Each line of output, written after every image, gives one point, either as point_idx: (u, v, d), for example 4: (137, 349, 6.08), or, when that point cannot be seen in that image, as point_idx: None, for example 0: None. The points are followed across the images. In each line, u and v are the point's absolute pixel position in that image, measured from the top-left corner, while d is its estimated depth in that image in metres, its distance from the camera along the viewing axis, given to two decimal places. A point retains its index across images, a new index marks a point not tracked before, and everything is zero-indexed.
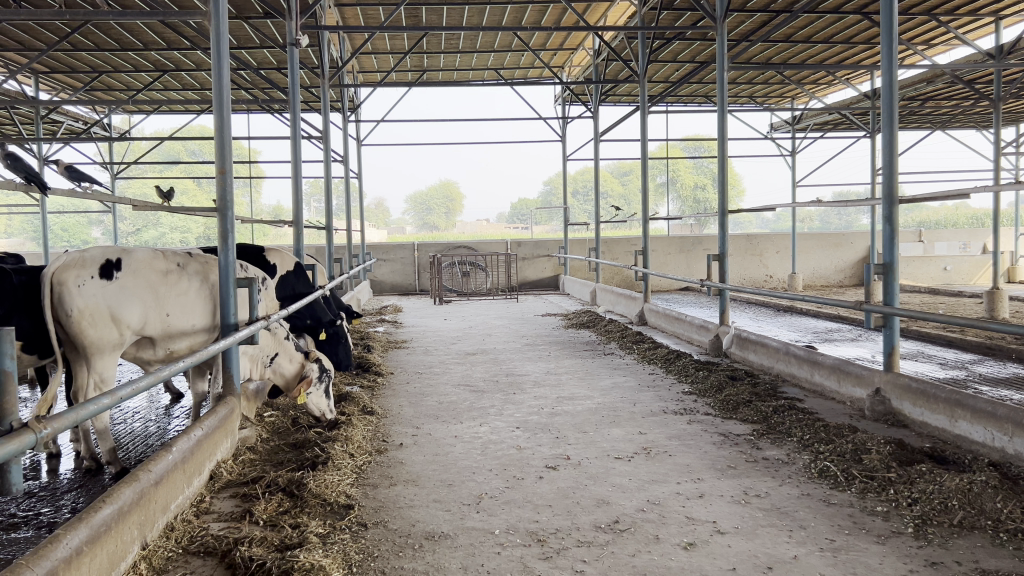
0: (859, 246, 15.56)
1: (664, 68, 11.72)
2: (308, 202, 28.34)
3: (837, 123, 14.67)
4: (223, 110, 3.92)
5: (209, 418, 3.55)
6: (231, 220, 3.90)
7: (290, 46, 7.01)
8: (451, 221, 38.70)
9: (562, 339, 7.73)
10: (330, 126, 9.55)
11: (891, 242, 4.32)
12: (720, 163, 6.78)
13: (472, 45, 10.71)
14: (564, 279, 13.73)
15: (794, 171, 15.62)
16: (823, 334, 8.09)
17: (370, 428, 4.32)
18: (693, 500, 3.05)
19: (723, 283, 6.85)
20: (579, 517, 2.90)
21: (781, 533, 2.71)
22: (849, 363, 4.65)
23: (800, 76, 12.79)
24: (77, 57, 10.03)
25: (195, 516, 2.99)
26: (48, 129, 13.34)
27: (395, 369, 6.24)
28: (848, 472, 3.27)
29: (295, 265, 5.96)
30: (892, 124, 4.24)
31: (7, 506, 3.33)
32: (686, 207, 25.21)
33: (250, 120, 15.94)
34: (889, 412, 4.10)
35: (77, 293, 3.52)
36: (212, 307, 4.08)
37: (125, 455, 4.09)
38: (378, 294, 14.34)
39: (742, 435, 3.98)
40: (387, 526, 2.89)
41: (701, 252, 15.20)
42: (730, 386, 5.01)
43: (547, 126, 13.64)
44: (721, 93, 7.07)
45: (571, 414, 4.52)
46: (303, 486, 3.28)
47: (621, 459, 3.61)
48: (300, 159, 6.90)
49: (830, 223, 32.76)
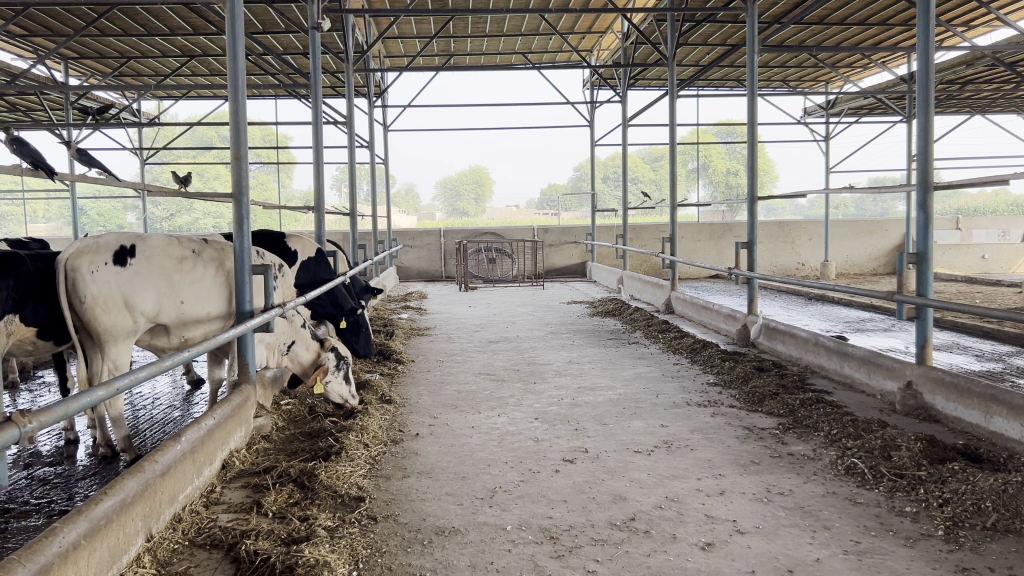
0: (894, 233, 15.25)
1: (694, 51, 11.52)
2: (337, 187, 28.42)
3: (873, 107, 14.35)
4: (239, 94, 3.86)
5: (222, 407, 3.50)
6: (246, 206, 3.85)
7: (312, 30, 6.95)
8: (481, 208, 38.70)
9: (587, 327, 7.62)
10: (354, 111, 9.48)
11: (925, 230, 4.16)
12: (749, 149, 6.59)
13: (499, 28, 10.59)
14: (591, 265, 13.61)
15: (828, 156, 15.32)
16: (855, 324, 7.91)
17: (387, 417, 4.27)
18: (713, 498, 2.94)
19: (751, 271, 6.70)
20: (594, 513, 2.82)
21: (803, 534, 2.60)
22: (879, 355, 4.51)
23: (835, 59, 12.49)
24: (105, 42, 10.08)
25: (204, 507, 2.95)
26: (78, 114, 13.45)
27: (416, 357, 6.19)
28: (876, 470, 3.15)
29: (316, 251, 5.91)
30: (928, 108, 4.07)
31: (20, 494, 3.31)
32: (718, 193, 24.89)
33: (279, 105, 15.96)
34: (920, 406, 3.97)
35: (91, 280, 3.50)
36: (228, 294, 4.03)
37: (141, 442, 4.06)
38: (405, 281, 14.34)
39: (767, 428, 3.87)
40: (397, 520, 2.82)
41: (731, 239, 14.98)
42: (756, 378, 4.89)
43: (575, 111, 13.49)
44: (751, 76, 6.86)
45: (591, 405, 4.43)
46: (315, 477, 3.22)
47: (640, 453, 3.51)
48: (322, 144, 6.84)
49: (865, 210, 32.23)
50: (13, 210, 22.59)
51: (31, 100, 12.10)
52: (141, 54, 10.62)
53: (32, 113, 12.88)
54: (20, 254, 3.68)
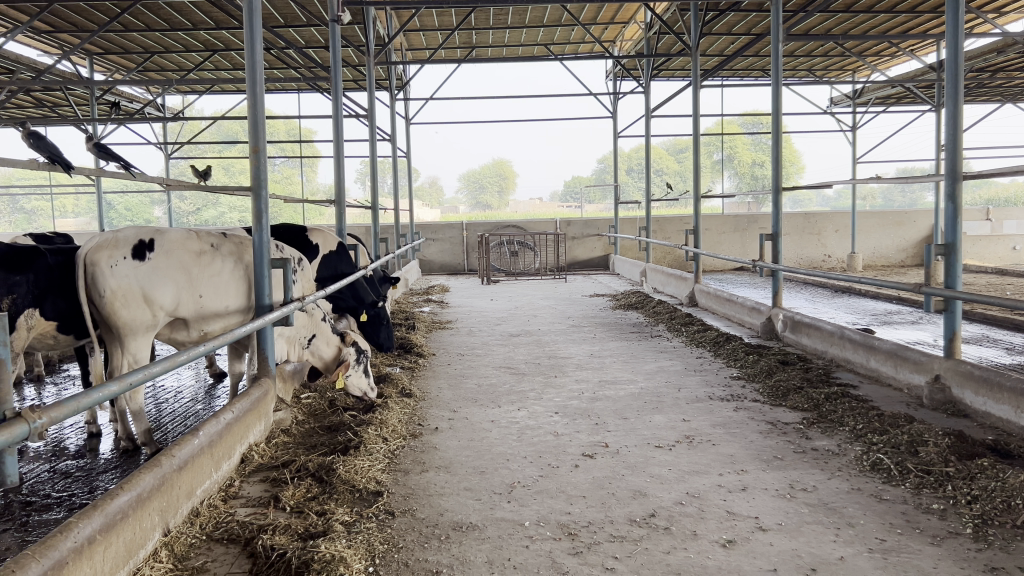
0: (923, 224, 15.02)
1: (719, 41, 11.40)
2: (361, 181, 28.49)
3: (901, 96, 14.14)
4: (257, 88, 3.85)
5: (241, 401, 3.50)
6: (264, 200, 3.84)
7: (333, 23, 6.94)
8: (504, 201, 38.68)
9: (609, 320, 7.57)
10: (376, 104, 9.46)
11: (954, 221, 4.06)
12: (773, 139, 6.49)
13: (521, 20, 10.54)
14: (614, 258, 13.54)
15: (855, 147, 15.11)
16: (882, 317, 7.80)
17: (407, 411, 4.25)
18: (735, 494, 2.89)
19: (776, 263, 6.61)
20: (614, 510, 2.78)
21: (827, 531, 2.54)
22: (907, 349, 4.42)
23: (862, 47, 12.31)
24: (129, 38, 10.17)
25: (222, 501, 2.94)
26: (104, 109, 13.58)
27: (437, 350, 6.17)
28: (903, 466, 3.08)
29: (337, 244, 5.90)
30: (957, 96, 3.97)
31: (42, 486, 3.32)
32: (743, 184, 24.67)
33: (302, 99, 16.03)
34: (948, 400, 3.88)
35: (110, 274, 3.50)
36: (246, 288, 4.03)
37: (162, 436, 4.07)
38: (427, 274, 14.35)
39: (791, 423, 3.81)
40: (415, 515, 2.80)
41: (756, 231, 14.83)
42: (780, 371, 4.82)
43: (598, 102, 13.41)
44: (776, 65, 6.75)
45: (612, 399, 4.39)
46: (333, 471, 3.21)
47: (661, 448, 3.47)
48: (342, 137, 6.83)
49: (893, 200, 31.85)
50: (42, 204, 22.90)
51: (58, 95, 12.22)
52: (165, 49, 10.69)
53: (59, 108, 13.03)
54: (39, 249, 3.69)
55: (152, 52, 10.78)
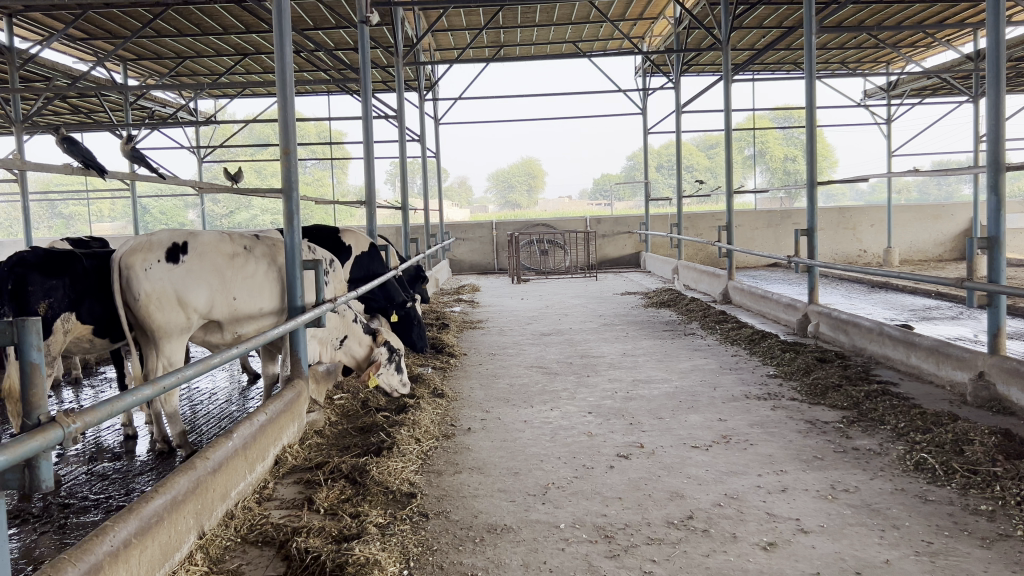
0: (961, 218, 14.74)
1: (749, 34, 11.28)
2: (391, 183, 28.62)
3: (937, 87, 13.88)
4: (288, 90, 3.84)
5: (274, 402, 3.50)
6: (296, 202, 3.84)
7: (362, 24, 6.93)
8: (534, 199, 38.66)
9: (641, 318, 7.50)
10: (404, 105, 9.45)
11: (997, 214, 3.96)
12: (808, 133, 6.36)
13: (549, 18, 10.49)
14: (646, 255, 13.43)
15: (890, 140, 14.85)
16: (920, 312, 7.65)
17: (439, 412, 4.23)
18: (775, 495, 2.84)
19: (811, 258, 6.50)
20: (651, 511, 2.73)
21: (871, 534, 2.48)
22: (949, 345, 4.32)
23: (897, 39, 12.09)
24: (161, 44, 10.28)
25: (257, 503, 2.94)
26: (138, 113, 13.75)
27: (468, 350, 6.15)
28: (948, 465, 3.00)
29: (369, 245, 5.91)
30: (999, 86, 3.86)
31: (80, 489, 3.35)
32: (775, 180, 24.40)
33: (332, 101, 16.11)
34: (993, 398, 3.79)
35: (144, 277, 3.54)
36: (280, 290, 4.03)
37: (197, 437, 4.09)
38: (457, 274, 14.36)
39: (831, 422, 3.73)
40: (448, 516, 2.78)
41: (790, 227, 14.65)
42: (818, 369, 4.74)
43: (627, 100, 13.31)
44: (810, 58, 6.62)
45: (646, 399, 4.33)
46: (366, 473, 3.19)
47: (698, 448, 3.41)
48: (372, 137, 6.81)
49: (928, 194, 31.39)
50: (79, 209, 23.25)
51: (92, 101, 12.41)
52: (197, 54, 10.79)
53: (94, 114, 13.21)
54: (75, 253, 3.72)
55: (184, 57, 10.90)
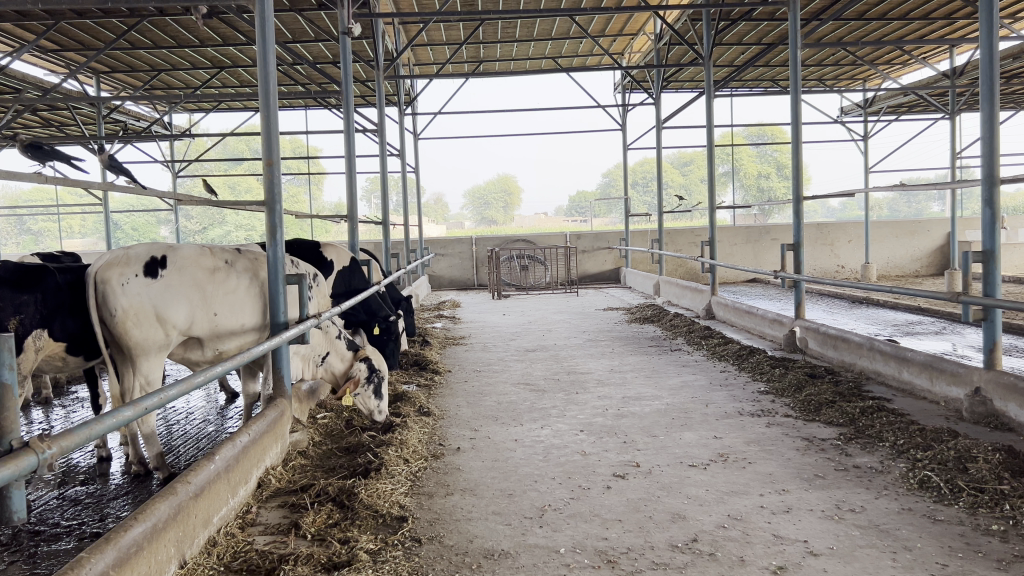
0: (937, 233, 14.85)
1: (729, 51, 11.30)
2: (367, 198, 28.47)
3: (913, 104, 14.01)
4: (270, 103, 3.72)
5: (257, 423, 3.36)
6: (278, 214, 3.72)
7: (343, 36, 6.82)
8: (510, 215, 38.58)
9: (626, 334, 7.42)
10: (385, 119, 9.33)
11: (991, 228, 3.93)
12: (794, 147, 6.32)
13: (529, 33, 10.46)
14: (626, 271, 13.40)
15: (867, 156, 14.95)
16: (904, 327, 7.63)
17: (426, 431, 4.10)
18: (779, 516, 2.75)
19: (797, 273, 6.44)
20: (654, 534, 2.63)
21: (883, 556, 2.39)
22: (942, 360, 4.28)
23: (873, 56, 12.18)
24: (135, 56, 10.12)
25: (240, 529, 2.80)
26: (110, 127, 13.56)
27: (452, 367, 6.02)
28: (953, 484, 2.93)
29: (350, 260, 5.78)
30: (993, 101, 3.84)
31: (51, 515, 3.19)
32: (750, 196, 24.55)
33: (308, 116, 15.96)
34: (990, 413, 3.73)
35: (121, 293, 3.39)
36: (262, 306, 3.92)
37: (175, 459, 3.94)
38: (437, 289, 14.25)
39: (828, 439, 3.66)
40: (442, 541, 2.66)
41: (770, 242, 14.70)
42: (810, 385, 4.67)
43: (606, 115, 13.30)
44: (795, 71, 6.59)
45: (638, 416, 4.24)
46: (354, 496, 3.07)
47: (696, 467, 3.32)
48: (353, 151, 6.68)
49: (899, 211, 31.76)
50: (49, 224, 22.88)
51: (64, 114, 12.22)
52: (172, 67, 10.64)
53: (66, 127, 13.00)
54: (47, 267, 3.58)
55: (159, 70, 10.74)
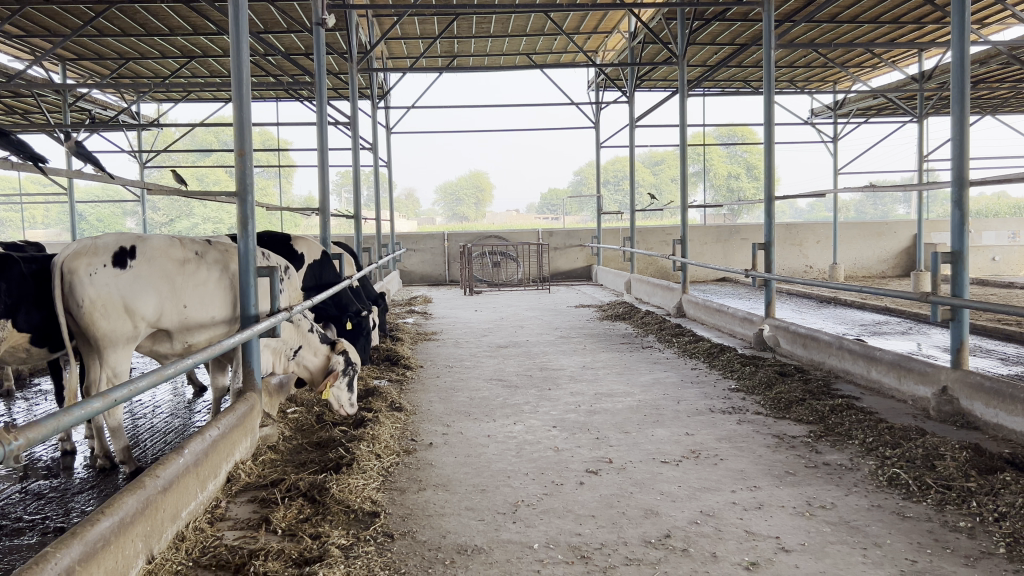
0: (903, 235, 15.09)
1: (702, 51, 11.39)
2: (338, 192, 28.32)
3: (883, 107, 14.19)
4: (244, 97, 3.67)
5: (227, 416, 3.32)
6: (250, 205, 3.66)
7: (318, 27, 6.76)
8: (481, 212, 38.61)
9: (598, 331, 7.44)
10: (358, 112, 9.22)
11: (960, 229, 3.98)
12: (767, 147, 6.36)
13: (503, 29, 10.43)
14: (597, 268, 13.45)
15: (836, 158, 15.10)
16: (871, 327, 7.74)
17: (398, 426, 4.08)
18: (751, 512, 2.76)
19: (768, 273, 6.46)
20: (626, 530, 2.64)
21: (854, 552, 2.42)
22: (910, 359, 4.33)
23: (844, 59, 12.31)
24: (104, 43, 9.96)
25: (209, 524, 2.76)
26: (76, 116, 13.34)
27: (424, 362, 5.99)
28: (921, 481, 2.97)
29: (322, 253, 5.73)
30: (964, 105, 3.90)
31: (12, 509, 3.12)
32: (720, 196, 24.78)
33: (279, 108, 15.79)
34: (957, 412, 3.79)
35: (89, 283, 3.34)
36: (233, 298, 3.87)
37: (141, 453, 3.88)
38: (408, 285, 14.20)
39: (799, 436, 3.69)
40: (415, 537, 2.64)
41: (740, 241, 14.82)
42: (780, 383, 4.72)
43: (580, 113, 13.32)
44: (769, 71, 6.61)
45: (610, 412, 4.25)
46: (325, 491, 3.04)
47: (667, 463, 3.34)
48: (325, 143, 6.60)
49: (865, 212, 32.21)
50: (12, 214, 22.46)
51: (29, 102, 12.00)
52: (140, 56, 10.49)
53: (30, 115, 12.76)
54: (12, 257, 3.51)
55: (127, 59, 10.58)
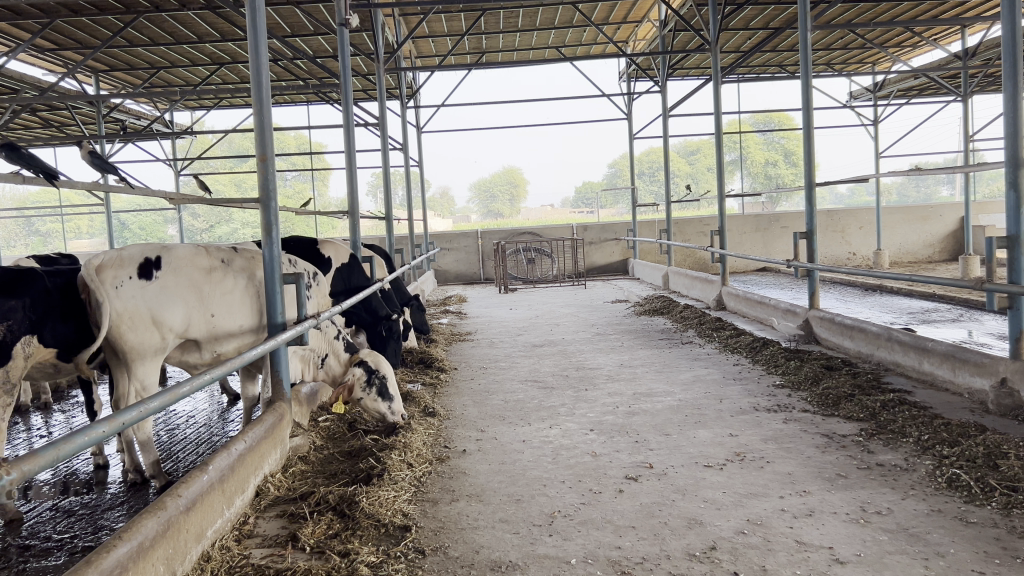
0: (950, 218, 14.66)
1: (736, 36, 11.15)
2: (373, 193, 28.37)
3: (924, 87, 13.81)
4: (264, 102, 3.57)
5: (254, 428, 3.23)
6: (274, 212, 3.58)
7: (341, 27, 6.64)
8: (516, 208, 38.51)
9: (636, 327, 7.27)
10: (387, 112, 9.11)
11: (1016, 212, 3.77)
12: (805, 132, 6.11)
13: (532, 22, 10.29)
14: (634, 262, 13.25)
15: (877, 142, 14.72)
16: (920, 315, 7.46)
17: (431, 433, 3.97)
18: (802, 520, 2.61)
19: (811, 262, 6.22)
20: (669, 542, 2.50)
21: (915, 563, 2.25)
22: (965, 350, 4.11)
23: (883, 38, 11.99)
24: (134, 54, 10.02)
25: (236, 542, 2.68)
26: (112, 126, 13.46)
27: (458, 364, 5.89)
28: (984, 482, 2.78)
29: (350, 257, 5.64)
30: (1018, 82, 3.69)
31: (42, 528, 3.08)
32: (758, 184, 24.38)
33: (311, 110, 15.82)
34: (1017, 405, 3.58)
35: (115, 295, 3.26)
36: (259, 307, 3.80)
37: (174, 465, 3.82)
38: (443, 284, 14.12)
39: (849, 436, 3.51)
40: (447, 553, 2.53)
41: (779, 230, 14.52)
42: (827, 378, 4.53)
43: (613, 105, 13.14)
44: (806, 53, 6.37)
45: (650, 414, 4.10)
46: (355, 504, 2.94)
47: (711, 468, 3.18)
48: (352, 144, 6.50)
49: (908, 196, 31.54)
50: (56, 225, 22.85)
51: (64, 114, 12.16)
52: (171, 64, 10.53)
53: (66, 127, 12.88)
54: (35, 271, 3.44)
55: (158, 68, 10.63)
